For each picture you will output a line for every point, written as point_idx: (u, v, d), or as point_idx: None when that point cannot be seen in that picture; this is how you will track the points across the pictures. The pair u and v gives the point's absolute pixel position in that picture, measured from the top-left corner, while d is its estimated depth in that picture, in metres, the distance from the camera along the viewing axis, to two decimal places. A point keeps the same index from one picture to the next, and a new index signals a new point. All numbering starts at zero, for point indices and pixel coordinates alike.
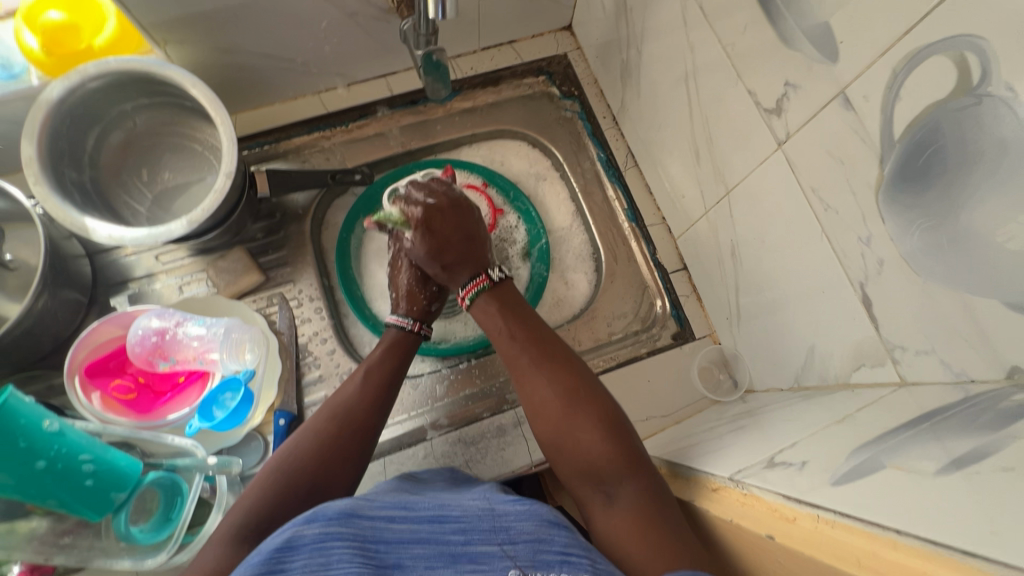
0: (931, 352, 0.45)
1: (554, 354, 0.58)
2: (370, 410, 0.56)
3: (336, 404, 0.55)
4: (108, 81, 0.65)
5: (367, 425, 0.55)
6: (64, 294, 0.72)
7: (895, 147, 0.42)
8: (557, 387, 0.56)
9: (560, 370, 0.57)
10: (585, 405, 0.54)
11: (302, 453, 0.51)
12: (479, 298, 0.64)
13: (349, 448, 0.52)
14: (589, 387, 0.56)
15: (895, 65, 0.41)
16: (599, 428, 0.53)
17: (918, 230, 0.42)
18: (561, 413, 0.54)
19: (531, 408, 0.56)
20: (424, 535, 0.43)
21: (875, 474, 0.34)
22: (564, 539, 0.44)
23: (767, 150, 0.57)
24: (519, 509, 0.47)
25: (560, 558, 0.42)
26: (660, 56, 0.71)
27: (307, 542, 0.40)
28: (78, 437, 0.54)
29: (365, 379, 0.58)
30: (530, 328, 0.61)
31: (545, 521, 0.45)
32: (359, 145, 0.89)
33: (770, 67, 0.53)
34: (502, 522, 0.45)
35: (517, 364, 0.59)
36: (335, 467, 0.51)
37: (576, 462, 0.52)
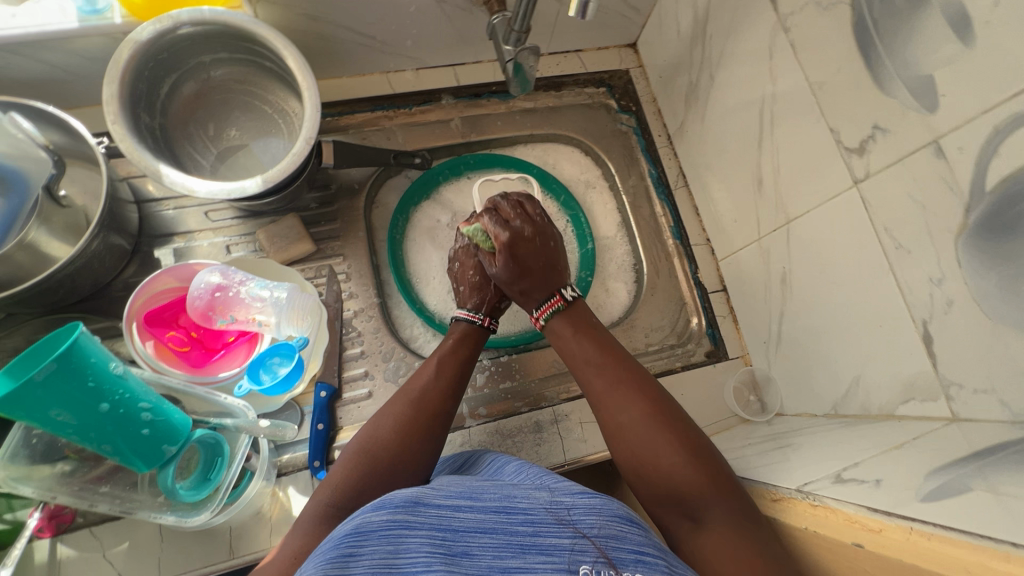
0: (991, 392, 0.48)
1: (628, 375, 0.57)
2: (444, 398, 0.59)
3: (415, 388, 0.59)
4: (197, 31, 0.64)
5: (444, 411, 0.59)
6: (112, 238, 0.70)
7: (985, 198, 0.46)
8: (634, 409, 0.54)
9: (636, 392, 0.55)
10: (662, 420, 0.53)
11: (384, 435, 0.55)
12: (558, 320, 0.62)
13: (427, 431, 0.56)
14: (667, 406, 0.55)
15: (997, 122, 0.44)
16: (682, 451, 0.51)
17: (998, 275, 0.46)
18: (640, 429, 0.53)
19: (607, 425, 0.55)
20: (490, 525, 0.41)
21: (962, 495, 0.37)
22: (639, 538, 0.43)
23: (840, 186, 0.61)
24: (587, 501, 0.44)
25: (634, 557, 0.41)
26: (736, 85, 0.74)
27: (376, 529, 0.38)
28: (137, 384, 0.53)
29: (440, 368, 0.61)
30: (601, 343, 0.60)
31: (617, 518, 0.44)
32: (420, 129, 0.89)
33: (859, 108, 0.56)
34: (569, 516, 0.43)
35: (591, 382, 0.58)
36: (412, 449, 0.55)
37: (657, 485, 0.50)
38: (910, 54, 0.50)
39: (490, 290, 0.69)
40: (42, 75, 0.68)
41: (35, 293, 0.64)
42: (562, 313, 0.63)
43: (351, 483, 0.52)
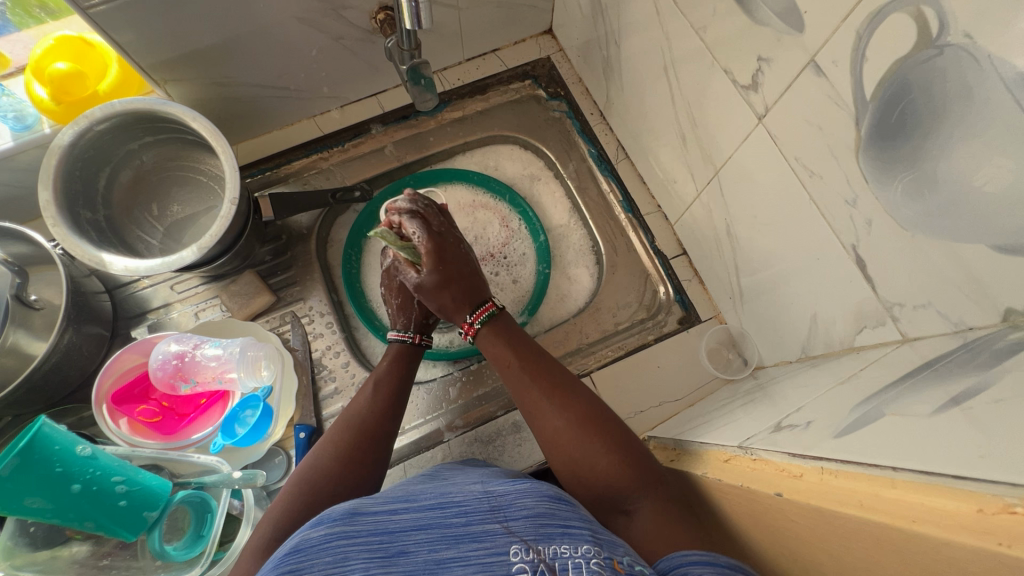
0: (928, 306, 0.45)
1: (560, 386, 0.60)
2: (381, 418, 0.64)
3: (351, 413, 0.63)
4: (114, 124, 0.69)
5: (383, 433, 0.63)
6: (87, 328, 0.75)
7: (868, 107, 0.43)
8: (568, 416, 0.58)
9: (568, 400, 0.59)
10: (596, 425, 0.57)
11: (322, 459, 0.58)
12: (488, 332, 0.66)
13: (366, 453, 0.60)
14: (595, 411, 0.58)
15: (858, 27, 0.42)
16: (615, 453, 0.55)
17: (900, 183, 0.43)
18: (574, 437, 0.56)
19: (545, 438, 0.58)
20: (425, 522, 0.44)
21: (875, 423, 0.35)
22: (566, 512, 0.45)
23: (748, 127, 0.58)
24: (516, 488, 0.47)
25: (560, 531, 0.43)
26: (640, 48, 0.73)
27: (315, 543, 0.40)
28: (110, 460, 0.57)
29: (376, 391, 0.66)
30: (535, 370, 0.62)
31: (545, 497, 0.46)
32: (357, 163, 0.92)
33: (741, 44, 0.54)
34: (498, 504, 0.46)
35: (529, 398, 0.60)
36: (354, 473, 0.58)
37: (594, 485, 0.55)
38: None
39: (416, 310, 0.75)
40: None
41: (24, 392, 0.69)
42: (489, 323, 0.67)
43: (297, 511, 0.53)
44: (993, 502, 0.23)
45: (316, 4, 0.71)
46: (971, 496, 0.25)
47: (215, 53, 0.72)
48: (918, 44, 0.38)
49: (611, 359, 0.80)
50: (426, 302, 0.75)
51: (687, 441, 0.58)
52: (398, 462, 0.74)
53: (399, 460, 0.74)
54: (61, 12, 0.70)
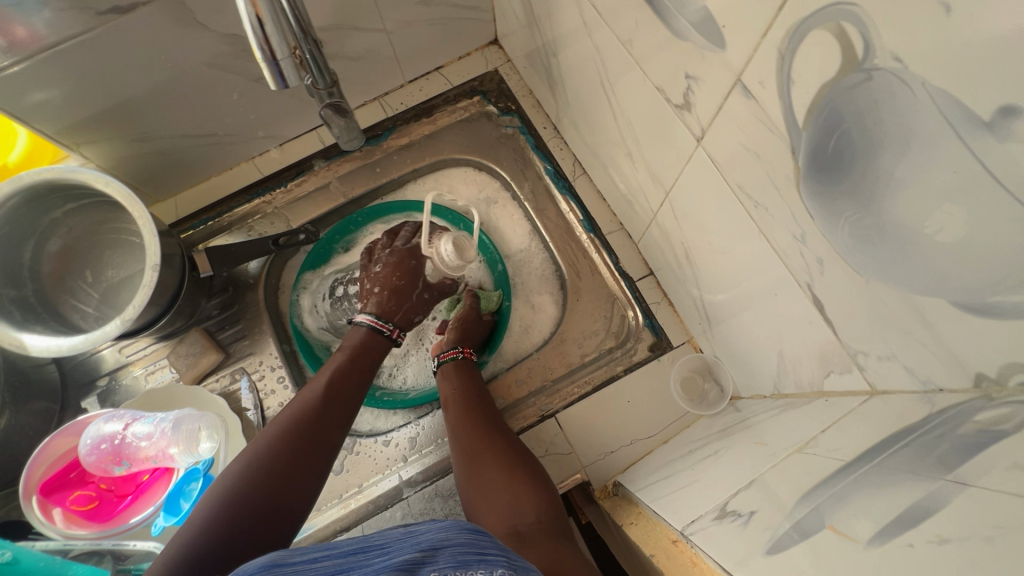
0: (893, 359, 0.39)
1: (488, 429, 0.66)
2: (330, 428, 0.63)
3: (303, 412, 0.63)
4: (26, 197, 0.66)
5: (328, 442, 0.62)
6: (31, 405, 0.73)
7: (802, 136, 0.36)
8: (492, 455, 0.63)
9: (496, 443, 0.64)
10: (516, 466, 0.61)
11: (264, 457, 0.58)
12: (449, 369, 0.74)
13: (309, 457, 0.60)
14: (518, 454, 0.63)
15: (778, 45, 0.35)
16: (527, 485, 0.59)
17: (846, 223, 0.36)
18: (497, 467, 0.61)
19: (469, 466, 0.63)
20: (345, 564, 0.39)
21: (812, 539, 0.29)
22: (485, 542, 0.41)
23: (688, 149, 0.52)
24: (434, 525, 0.43)
25: (477, 558, 0.39)
26: (576, 59, 0.66)
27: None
28: (34, 560, 0.54)
29: (326, 385, 0.66)
30: (474, 415, 0.68)
31: (466, 528, 0.42)
32: (302, 204, 0.87)
33: (667, 61, 0.48)
34: (418, 538, 0.41)
35: (464, 434, 0.66)
36: (291, 460, 0.59)
37: (499, 512, 0.57)
38: None
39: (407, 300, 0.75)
40: None
41: None
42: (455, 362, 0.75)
43: (231, 492, 0.55)
44: None
45: (225, 48, 0.67)
46: None
47: (126, 110, 0.68)
48: (843, 67, 0.31)
49: (577, 396, 0.75)
50: (419, 299, 0.77)
51: (647, 502, 0.53)
52: (357, 524, 0.70)
53: (358, 521, 0.71)
54: None
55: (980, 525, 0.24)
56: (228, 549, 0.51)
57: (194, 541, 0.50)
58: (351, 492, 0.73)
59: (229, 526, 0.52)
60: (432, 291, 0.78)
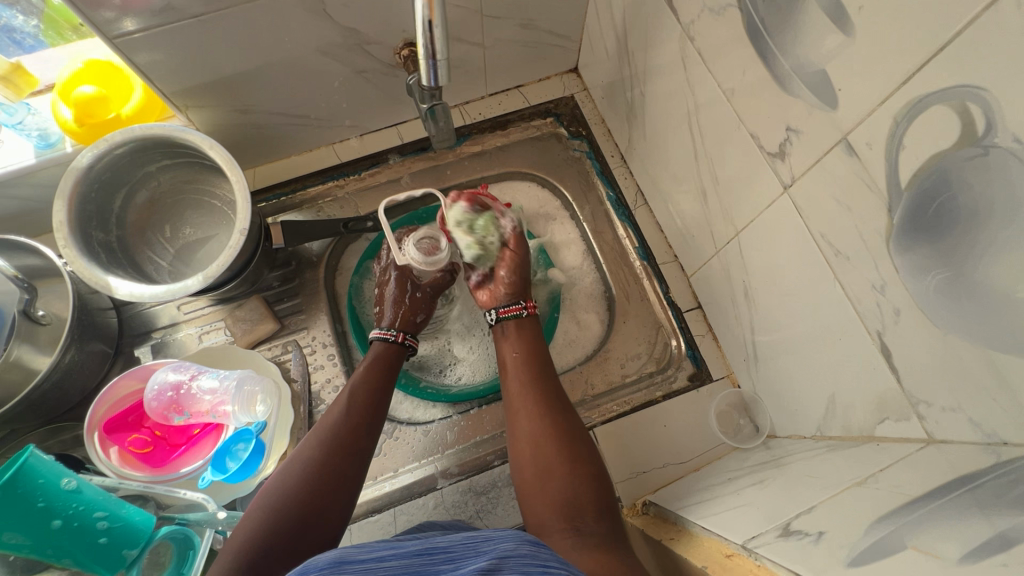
0: (959, 410, 0.42)
1: (553, 398, 0.61)
2: (356, 435, 0.61)
3: (325, 428, 0.61)
4: (133, 148, 0.69)
5: (355, 449, 0.60)
6: (91, 346, 0.75)
7: (903, 196, 0.40)
8: (556, 428, 0.58)
9: (560, 415, 0.60)
10: (580, 446, 0.57)
11: (293, 478, 0.56)
12: (511, 326, 0.70)
13: (338, 471, 0.58)
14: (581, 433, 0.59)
15: (894, 113, 0.39)
16: (586, 471, 0.55)
17: (934, 279, 0.40)
18: (553, 446, 0.57)
19: (525, 439, 0.59)
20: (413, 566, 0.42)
21: (895, 556, 0.32)
22: (544, 554, 0.42)
23: (772, 194, 0.56)
24: (497, 535, 0.46)
25: (539, 568, 0.40)
26: (665, 97, 0.71)
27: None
28: (94, 493, 0.56)
29: (351, 399, 0.64)
30: (536, 382, 0.64)
31: (526, 539, 0.44)
32: (372, 193, 0.91)
33: (769, 112, 0.52)
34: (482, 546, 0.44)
35: (518, 405, 0.62)
36: (326, 470, 0.57)
37: (556, 498, 0.53)
38: (798, 49, 0.46)
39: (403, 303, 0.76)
40: (17, 210, 0.75)
41: (22, 409, 0.69)
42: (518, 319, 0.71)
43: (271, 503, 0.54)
44: None
45: (340, 40, 0.71)
46: None
47: (237, 82, 0.73)
48: (961, 140, 0.35)
49: (616, 414, 0.78)
50: (416, 299, 0.77)
51: (690, 519, 0.55)
52: (389, 507, 0.72)
53: (391, 504, 0.72)
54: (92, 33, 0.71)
55: None
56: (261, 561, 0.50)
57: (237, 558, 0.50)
58: (385, 475, 0.75)
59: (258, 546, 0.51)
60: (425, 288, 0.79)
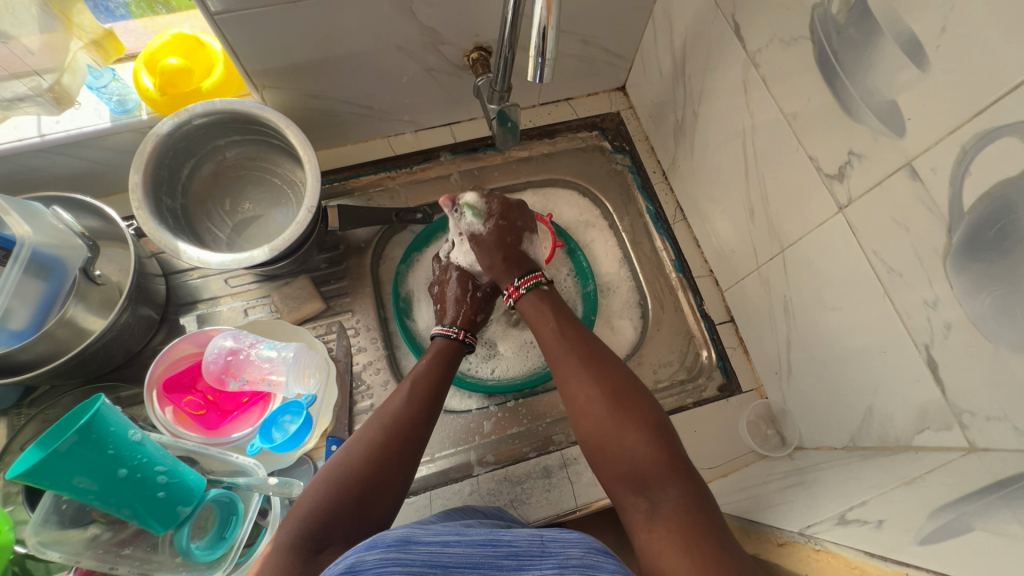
0: (1004, 419, 0.45)
1: (596, 356, 0.60)
2: (415, 422, 0.58)
3: (385, 413, 0.58)
4: (211, 120, 0.72)
5: (415, 436, 0.58)
6: (141, 310, 0.76)
7: (965, 218, 0.45)
8: (602, 387, 0.57)
9: (604, 372, 0.58)
10: (629, 404, 0.55)
11: (354, 457, 0.54)
12: (533, 298, 0.68)
13: (399, 458, 0.55)
14: (631, 389, 0.57)
15: (964, 143, 0.43)
16: (644, 430, 0.53)
17: (990, 296, 0.44)
18: (605, 411, 0.55)
19: (578, 407, 0.58)
20: (479, 560, 0.38)
21: (966, 537, 0.35)
22: (613, 567, 0.40)
23: (826, 213, 0.60)
24: (566, 535, 0.42)
25: None
26: (719, 119, 0.76)
27: (370, 568, 0.35)
28: (155, 448, 0.56)
29: (411, 391, 0.61)
30: (580, 343, 0.62)
31: (594, 549, 0.41)
32: (422, 187, 0.94)
33: (832, 137, 0.56)
34: (547, 548, 0.41)
35: (563, 368, 0.60)
36: (385, 462, 0.54)
37: (620, 465, 0.53)
38: (869, 81, 0.50)
39: (466, 303, 0.75)
40: (83, 170, 0.76)
41: (72, 365, 0.70)
42: (535, 291, 0.69)
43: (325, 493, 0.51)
44: None
45: (418, 37, 0.75)
46: None
47: (315, 68, 0.76)
48: None
49: None
50: (474, 299, 0.76)
51: (731, 514, 0.58)
52: (425, 490, 0.73)
53: (427, 488, 0.73)
54: (182, 8, 0.75)
55: None
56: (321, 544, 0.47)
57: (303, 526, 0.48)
58: (422, 460, 0.76)
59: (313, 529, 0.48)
60: (485, 291, 0.77)
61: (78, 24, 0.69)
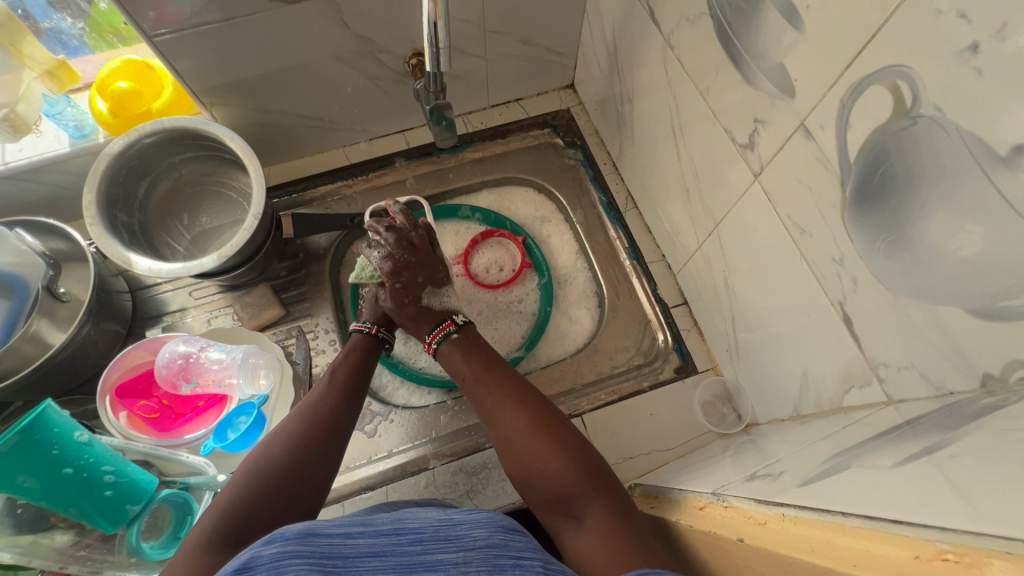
0: (912, 367, 0.45)
1: (513, 386, 0.63)
2: (334, 412, 0.60)
3: (306, 406, 0.60)
4: (160, 138, 0.75)
5: (338, 426, 0.59)
6: (106, 325, 0.79)
7: (852, 169, 0.45)
8: (520, 419, 0.59)
9: (521, 404, 0.61)
10: (546, 427, 0.58)
11: (277, 452, 0.54)
12: (447, 346, 0.70)
13: (321, 448, 0.56)
14: (545, 413, 0.60)
15: (841, 96, 0.44)
16: (561, 453, 0.55)
17: (882, 246, 0.44)
18: (525, 439, 0.58)
19: (502, 444, 0.60)
20: (381, 548, 0.38)
21: (841, 475, 0.35)
22: (520, 544, 0.39)
23: (746, 183, 0.61)
24: (474, 516, 0.41)
25: (513, 561, 0.38)
26: (651, 105, 0.77)
27: (263, 563, 0.34)
28: (103, 449, 0.59)
29: (330, 381, 0.63)
30: (500, 379, 0.64)
31: (500, 527, 0.40)
32: (378, 192, 0.96)
33: (740, 108, 0.58)
34: (453, 532, 0.39)
35: (485, 406, 0.63)
36: (307, 453, 0.55)
37: (544, 491, 0.55)
38: (762, 47, 0.51)
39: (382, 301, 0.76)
40: (48, 194, 0.81)
41: (36, 378, 0.73)
42: (446, 341, 0.70)
43: (241, 492, 0.50)
44: (927, 549, 0.24)
45: (355, 47, 0.78)
46: (908, 542, 0.25)
47: (260, 84, 0.79)
48: (895, 113, 0.40)
49: (604, 402, 0.80)
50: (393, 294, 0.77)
51: (668, 487, 0.57)
52: (382, 484, 0.74)
53: (383, 483, 0.74)
54: (131, 38, 0.79)
55: (982, 441, 0.30)
56: (246, 537, 0.48)
57: (231, 521, 0.48)
58: (379, 455, 0.77)
59: (240, 521, 0.48)
60: None
61: (29, 55, 0.74)
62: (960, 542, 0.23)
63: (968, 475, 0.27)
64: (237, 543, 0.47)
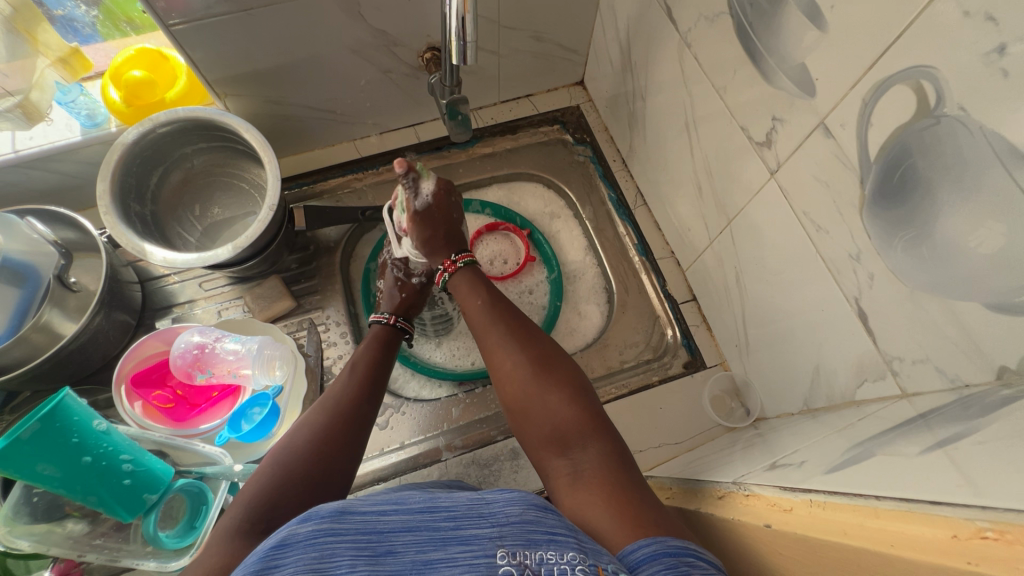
0: (927, 361, 0.47)
1: (518, 326, 0.63)
2: (356, 403, 0.60)
3: (329, 397, 0.60)
4: (175, 128, 0.75)
5: (361, 417, 0.59)
6: (117, 315, 0.79)
7: (872, 167, 0.46)
8: (525, 355, 0.60)
9: (529, 342, 0.61)
10: (553, 366, 0.58)
11: (301, 441, 0.55)
12: (466, 274, 0.70)
13: (343, 437, 0.56)
14: (553, 354, 0.60)
15: (864, 95, 0.45)
16: (565, 393, 0.56)
17: (901, 242, 0.45)
18: (528, 375, 0.58)
19: (504, 379, 0.60)
20: (414, 524, 0.38)
21: (868, 463, 0.36)
22: (553, 520, 0.40)
23: (761, 180, 0.62)
24: (506, 495, 0.42)
25: (547, 537, 0.39)
26: (665, 102, 0.78)
27: (301, 540, 0.35)
28: (120, 438, 0.59)
29: (353, 373, 0.64)
30: (509, 318, 0.64)
31: (533, 505, 0.41)
32: (389, 186, 0.96)
33: (758, 106, 0.59)
34: (486, 509, 0.40)
35: (490, 339, 0.63)
36: (330, 438, 0.56)
37: (541, 425, 0.55)
38: (783, 46, 0.52)
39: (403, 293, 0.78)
40: (59, 183, 0.80)
41: (48, 368, 0.72)
42: (470, 266, 0.71)
43: (267, 480, 0.51)
44: (966, 528, 0.25)
45: (371, 40, 0.78)
46: (946, 523, 0.26)
47: (274, 76, 0.79)
48: (918, 113, 0.41)
49: (613, 396, 0.81)
50: (415, 286, 0.79)
51: (683, 478, 0.58)
52: (395, 476, 0.75)
53: (396, 474, 0.75)
54: (145, 27, 0.79)
55: (1008, 429, 0.31)
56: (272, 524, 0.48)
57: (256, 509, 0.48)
58: (392, 447, 0.78)
59: (266, 509, 0.49)
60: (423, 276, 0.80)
61: (43, 42, 0.73)
62: (1001, 520, 0.24)
63: (997, 459, 0.28)
64: (264, 529, 0.47)
